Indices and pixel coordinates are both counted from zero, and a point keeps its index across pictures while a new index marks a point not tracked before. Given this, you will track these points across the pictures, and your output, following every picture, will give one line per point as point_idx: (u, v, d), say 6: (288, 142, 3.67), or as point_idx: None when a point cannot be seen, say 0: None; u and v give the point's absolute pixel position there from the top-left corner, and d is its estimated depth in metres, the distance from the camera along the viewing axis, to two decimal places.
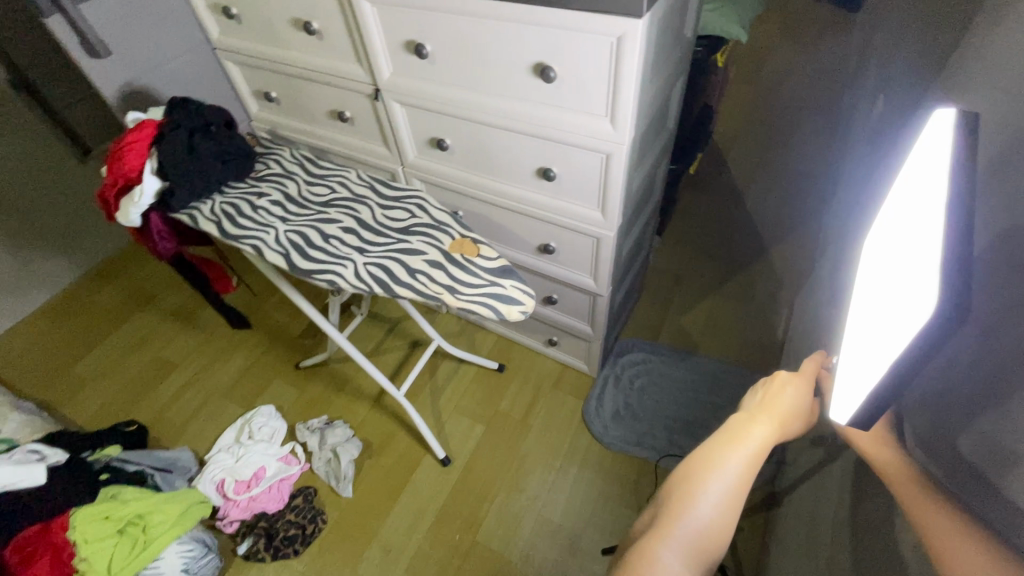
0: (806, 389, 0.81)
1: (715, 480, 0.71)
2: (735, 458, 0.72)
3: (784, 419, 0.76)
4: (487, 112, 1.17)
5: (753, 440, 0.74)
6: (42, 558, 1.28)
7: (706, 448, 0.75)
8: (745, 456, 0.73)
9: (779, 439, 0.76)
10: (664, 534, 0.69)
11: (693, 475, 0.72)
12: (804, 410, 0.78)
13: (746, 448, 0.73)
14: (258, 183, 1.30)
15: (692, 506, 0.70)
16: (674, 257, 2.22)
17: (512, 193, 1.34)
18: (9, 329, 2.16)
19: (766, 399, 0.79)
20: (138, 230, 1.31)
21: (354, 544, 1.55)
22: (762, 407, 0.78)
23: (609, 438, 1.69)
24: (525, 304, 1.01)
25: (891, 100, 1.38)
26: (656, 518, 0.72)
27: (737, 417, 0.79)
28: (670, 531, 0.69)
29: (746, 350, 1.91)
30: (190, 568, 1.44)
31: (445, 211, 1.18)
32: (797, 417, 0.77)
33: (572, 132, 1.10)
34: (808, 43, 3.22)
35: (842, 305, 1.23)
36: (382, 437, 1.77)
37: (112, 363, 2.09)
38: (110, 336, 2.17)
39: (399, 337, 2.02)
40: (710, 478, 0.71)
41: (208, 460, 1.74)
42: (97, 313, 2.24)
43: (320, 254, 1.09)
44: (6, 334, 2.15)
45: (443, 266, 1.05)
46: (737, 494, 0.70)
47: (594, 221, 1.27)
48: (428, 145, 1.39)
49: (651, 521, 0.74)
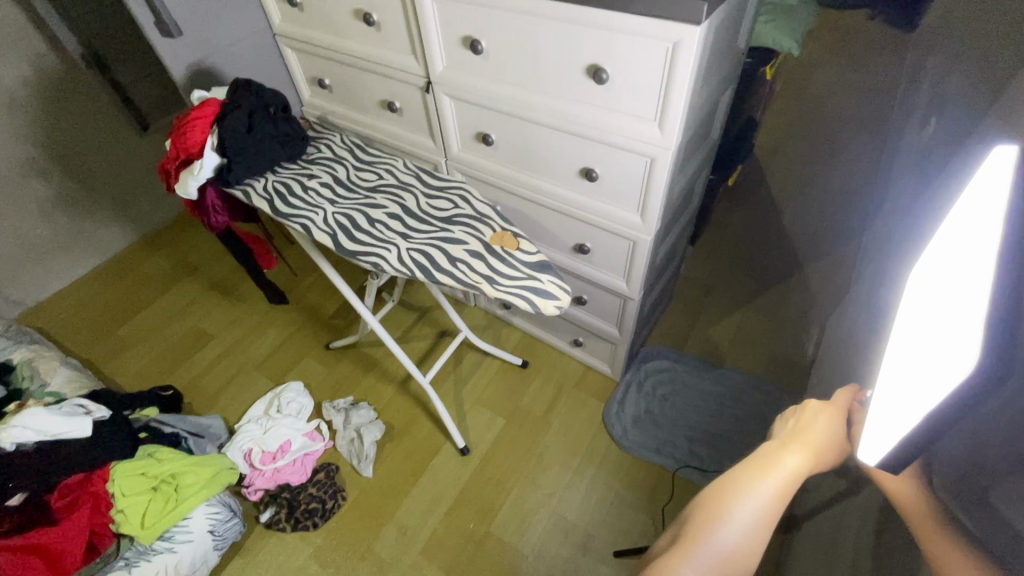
0: (842, 420, 0.79)
1: (743, 508, 0.71)
2: (763, 486, 0.72)
3: (816, 451, 0.75)
4: (536, 110, 1.20)
5: (785, 469, 0.73)
6: (83, 505, 1.36)
7: (734, 474, 0.76)
8: (774, 484, 0.73)
9: (812, 470, 0.75)
10: (687, 553, 0.70)
11: (720, 502, 0.73)
12: (839, 442, 0.77)
13: (774, 477, 0.73)
14: (309, 165, 1.35)
15: (716, 531, 0.71)
16: (705, 268, 2.21)
17: (553, 191, 1.36)
18: (68, 295, 2.31)
19: (799, 428, 0.79)
20: (194, 203, 1.37)
21: (371, 523, 1.59)
22: (793, 436, 0.77)
23: (628, 442, 1.69)
24: (560, 299, 1.03)
25: (946, 122, 1.35)
26: (678, 537, 0.73)
27: (767, 444, 0.79)
28: (692, 551, 0.70)
29: (773, 367, 1.89)
30: (216, 530, 1.50)
31: (487, 204, 1.20)
32: (831, 448, 0.76)
33: (619, 134, 1.12)
34: (858, 61, 3.16)
35: (880, 327, 1.21)
36: (404, 422, 1.81)
37: (153, 329, 2.19)
38: (154, 305, 2.28)
39: (427, 326, 2.06)
40: (737, 507, 0.71)
41: (237, 429, 1.81)
42: (146, 282, 2.37)
43: (365, 237, 1.13)
44: (65, 298, 2.30)
45: (483, 256, 1.08)
46: (763, 521, 0.71)
47: (632, 225, 1.28)
48: (473, 139, 1.43)
49: (673, 539, 0.75)
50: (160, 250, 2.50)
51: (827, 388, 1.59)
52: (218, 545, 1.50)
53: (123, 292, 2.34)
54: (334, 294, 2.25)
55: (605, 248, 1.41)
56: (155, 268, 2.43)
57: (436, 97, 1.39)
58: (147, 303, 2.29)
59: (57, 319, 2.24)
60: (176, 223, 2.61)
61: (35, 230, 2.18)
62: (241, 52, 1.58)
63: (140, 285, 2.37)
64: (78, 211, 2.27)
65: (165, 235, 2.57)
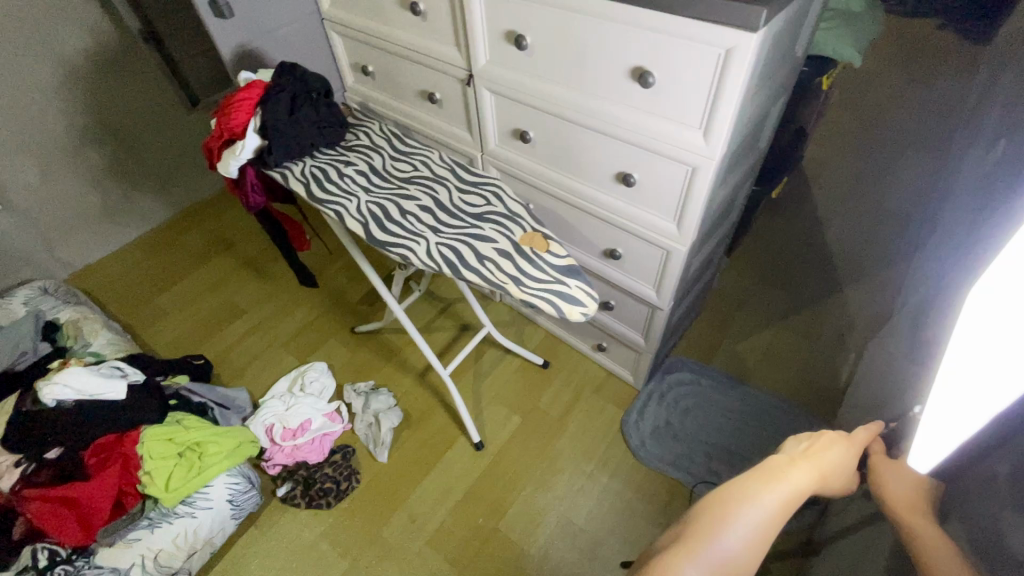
0: (848, 453, 0.80)
1: (750, 514, 0.70)
2: (772, 495, 0.72)
3: (825, 474, 0.76)
4: (576, 111, 1.17)
5: (794, 484, 0.73)
6: (113, 464, 1.42)
7: (742, 480, 0.75)
8: (781, 496, 0.72)
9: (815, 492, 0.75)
10: (691, 550, 0.68)
11: (727, 506, 0.71)
12: (845, 471, 0.78)
13: (783, 488, 0.72)
14: (347, 151, 1.36)
15: (723, 535, 0.69)
16: (739, 281, 2.14)
17: (587, 194, 1.33)
18: (113, 259, 2.41)
19: (811, 449, 0.79)
20: (233, 182, 1.40)
21: (382, 507, 1.62)
22: (804, 454, 0.77)
23: (645, 453, 1.66)
24: (587, 306, 1.01)
25: (1015, 146, 1.26)
26: (680, 536, 0.71)
27: (777, 457, 0.78)
28: (696, 550, 0.68)
29: (803, 388, 1.81)
30: (234, 500, 1.54)
31: (520, 203, 1.19)
32: (837, 475, 0.77)
33: (661, 141, 1.08)
34: (921, 73, 2.98)
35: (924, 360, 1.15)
36: (422, 411, 1.82)
37: (190, 299, 2.27)
38: (193, 275, 2.36)
39: (452, 317, 2.07)
40: (748, 512, 0.70)
41: (260, 404, 1.85)
42: (186, 253, 2.45)
43: (396, 228, 1.13)
44: (111, 262, 2.41)
45: (511, 256, 1.06)
46: (767, 530, 0.70)
47: (666, 233, 1.24)
48: (510, 135, 1.41)
49: (672, 540, 0.72)
50: (202, 224, 2.59)
51: (859, 416, 1.52)
52: (235, 515, 1.54)
53: (165, 262, 2.43)
54: (363, 278, 2.27)
55: (637, 255, 1.37)
56: (196, 241, 2.51)
57: (475, 90, 1.37)
58: (186, 274, 2.37)
59: (102, 282, 2.35)
60: (217, 198, 2.69)
61: (86, 196, 2.28)
62: (289, 35, 1.60)
63: (181, 256, 2.45)
64: (128, 181, 2.37)
65: (207, 209, 2.65)
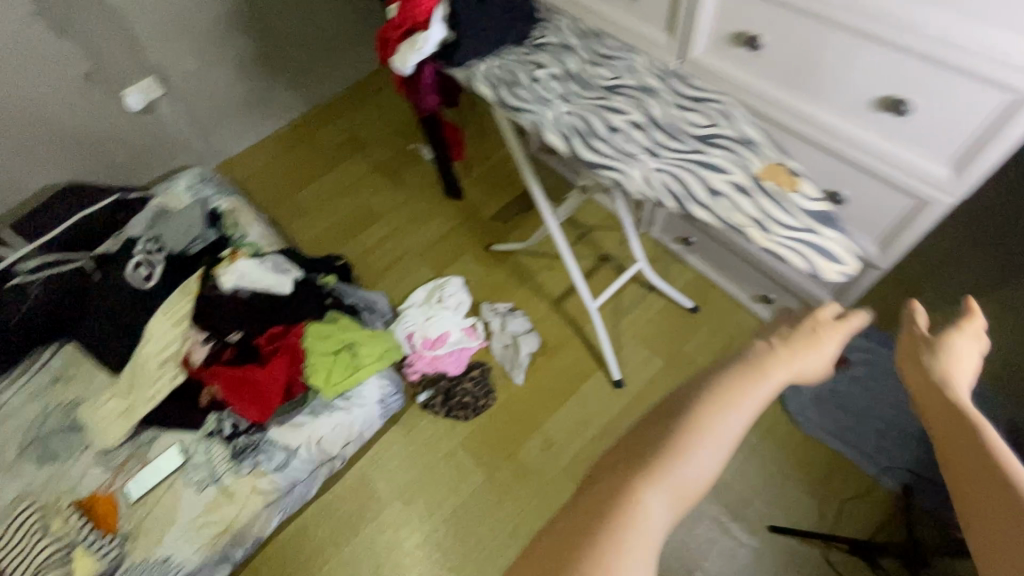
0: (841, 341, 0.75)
1: (725, 423, 0.64)
2: (741, 411, 0.65)
3: (807, 360, 0.71)
4: (851, 13, 0.93)
5: (768, 388, 0.68)
6: (283, 355, 1.51)
7: (710, 376, 0.68)
8: (753, 404, 0.66)
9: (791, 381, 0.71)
10: (654, 475, 0.61)
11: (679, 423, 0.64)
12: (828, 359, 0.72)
13: (761, 389, 0.67)
14: (536, 51, 1.19)
15: (671, 457, 0.62)
16: (938, 240, 1.80)
17: (822, 122, 1.10)
18: (254, 151, 2.48)
19: (808, 337, 0.72)
20: (404, 79, 1.28)
21: (517, 428, 1.63)
22: (788, 341, 0.71)
23: (804, 419, 1.52)
24: (848, 265, 0.83)
25: None
26: (637, 439, 0.66)
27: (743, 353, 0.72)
28: (659, 473, 0.61)
29: (1000, 373, 1.58)
30: (383, 402, 1.60)
31: (754, 127, 0.99)
32: (820, 365, 0.71)
33: (986, 55, 0.83)
34: None
35: None
36: (559, 340, 1.77)
37: (328, 198, 2.30)
38: (330, 174, 2.37)
39: (591, 245, 1.94)
40: (691, 438, 0.62)
41: (402, 310, 1.88)
42: (324, 151, 2.46)
43: (604, 147, 0.98)
44: (252, 154, 2.48)
45: (751, 193, 0.89)
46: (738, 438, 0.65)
47: (930, 180, 1.01)
48: (728, 41, 1.17)
49: (610, 461, 0.66)
50: (336, 122, 2.55)
51: None
52: (383, 415, 1.61)
53: (303, 158, 2.45)
54: (497, 193, 2.17)
55: (869, 200, 1.14)
56: (331, 140, 2.49)
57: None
58: (323, 173, 2.38)
59: (248, 173, 2.42)
60: (349, 96, 2.63)
61: (235, 86, 2.29)
62: None
63: (317, 154, 2.45)
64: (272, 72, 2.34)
65: (339, 106, 2.60)
